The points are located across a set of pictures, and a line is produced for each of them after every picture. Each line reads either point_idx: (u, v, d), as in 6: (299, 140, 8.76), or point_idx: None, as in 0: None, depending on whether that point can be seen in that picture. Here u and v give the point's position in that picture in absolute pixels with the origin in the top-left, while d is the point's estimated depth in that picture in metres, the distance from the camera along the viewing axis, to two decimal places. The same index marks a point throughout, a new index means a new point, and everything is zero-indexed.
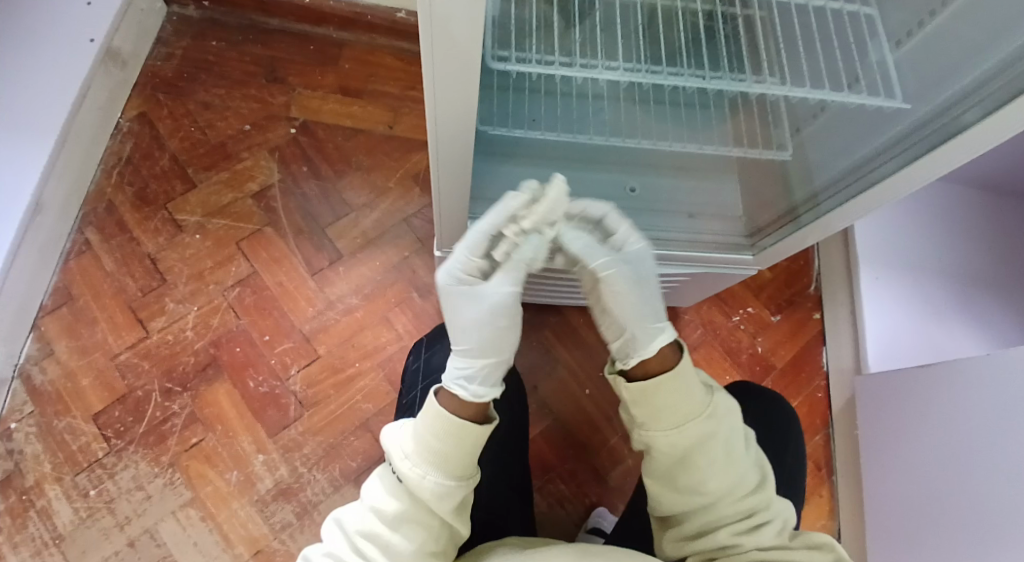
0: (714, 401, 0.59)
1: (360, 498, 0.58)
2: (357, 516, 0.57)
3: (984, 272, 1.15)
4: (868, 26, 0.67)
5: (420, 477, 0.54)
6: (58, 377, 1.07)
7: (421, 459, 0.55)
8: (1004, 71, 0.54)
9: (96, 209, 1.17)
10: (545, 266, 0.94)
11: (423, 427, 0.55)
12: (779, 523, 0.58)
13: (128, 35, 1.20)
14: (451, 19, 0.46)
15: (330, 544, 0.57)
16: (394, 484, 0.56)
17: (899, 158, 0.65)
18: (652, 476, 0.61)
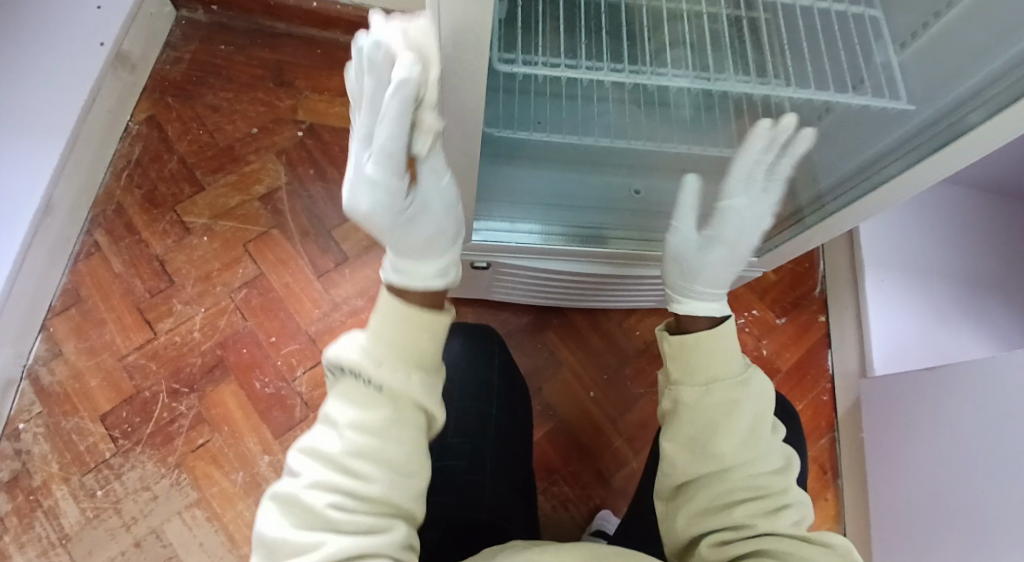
0: (748, 372, 0.64)
1: (329, 426, 0.50)
2: (334, 442, 0.49)
3: (990, 275, 1.15)
4: (874, 27, 0.66)
5: (405, 369, 0.52)
6: (67, 377, 1.08)
7: (396, 350, 0.52)
8: (1006, 74, 0.55)
9: (104, 211, 1.18)
10: (554, 265, 0.96)
11: (392, 325, 0.53)
12: (796, 513, 0.59)
13: (137, 39, 1.21)
14: (455, 18, 0.46)
15: (308, 476, 0.48)
16: (369, 396, 0.50)
17: (905, 159, 0.66)
18: (672, 442, 0.63)
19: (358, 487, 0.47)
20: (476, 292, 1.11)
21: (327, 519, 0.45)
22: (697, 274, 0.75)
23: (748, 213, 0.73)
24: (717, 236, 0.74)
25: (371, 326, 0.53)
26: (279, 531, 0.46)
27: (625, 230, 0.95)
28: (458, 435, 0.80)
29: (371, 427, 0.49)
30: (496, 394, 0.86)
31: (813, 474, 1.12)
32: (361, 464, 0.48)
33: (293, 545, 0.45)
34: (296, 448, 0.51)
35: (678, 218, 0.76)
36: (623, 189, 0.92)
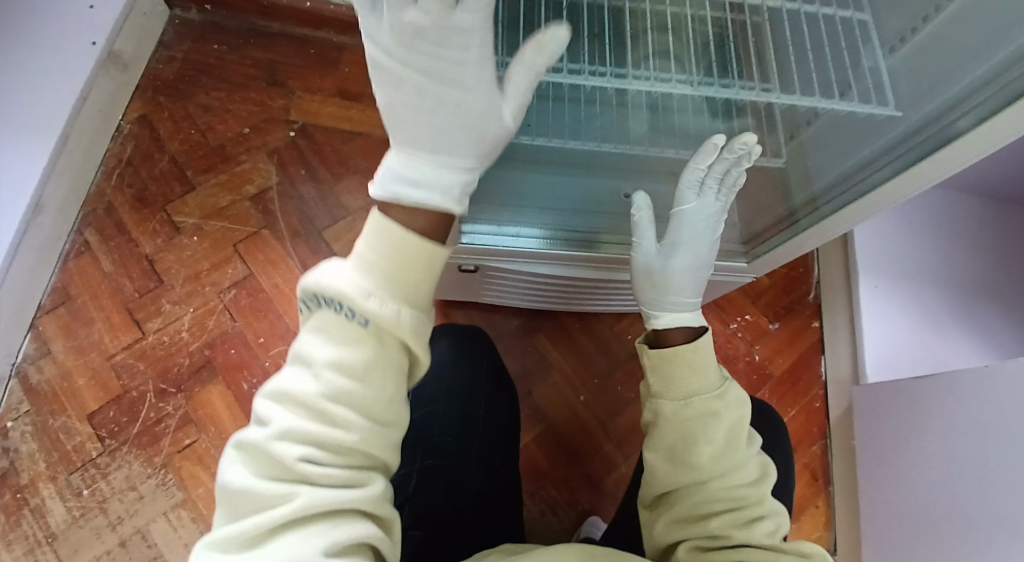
0: (725, 385, 0.66)
1: (304, 362, 0.48)
2: (308, 381, 0.47)
3: (986, 282, 1.14)
4: (862, 30, 0.65)
5: (393, 313, 0.50)
6: (55, 376, 1.07)
7: (382, 292, 0.50)
8: (992, 81, 0.53)
9: (95, 210, 1.17)
10: (547, 269, 0.95)
11: (385, 262, 0.51)
12: (771, 524, 0.60)
13: (130, 38, 1.21)
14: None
15: (278, 422, 0.46)
16: (350, 331, 0.49)
17: (891, 167, 0.65)
18: (653, 451, 0.66)
19: (333, 436, 0.46)
20: (468, 294, 1.09)
21: (298, 470, 0.44)
22: (666, 283, 0.77)
23: (703, 216, 0.76)
24: (677, 243, 0.78)
25: (360, 261, 0.52)
26: (244, 481, 0.44)
27: (616, 233, 0.94)
28: (445, 434, 0.80)
29: (349, 374, 0.48)
30: (484, 396, 0.86)
31: (804, 480, 1.11)
32: (337, 412, 0.46)
33: (261, 495, 0.43)
34: (264, 392, 0.48)
35: (638, 240, 0.78)
36: (613, 193, 0.91)
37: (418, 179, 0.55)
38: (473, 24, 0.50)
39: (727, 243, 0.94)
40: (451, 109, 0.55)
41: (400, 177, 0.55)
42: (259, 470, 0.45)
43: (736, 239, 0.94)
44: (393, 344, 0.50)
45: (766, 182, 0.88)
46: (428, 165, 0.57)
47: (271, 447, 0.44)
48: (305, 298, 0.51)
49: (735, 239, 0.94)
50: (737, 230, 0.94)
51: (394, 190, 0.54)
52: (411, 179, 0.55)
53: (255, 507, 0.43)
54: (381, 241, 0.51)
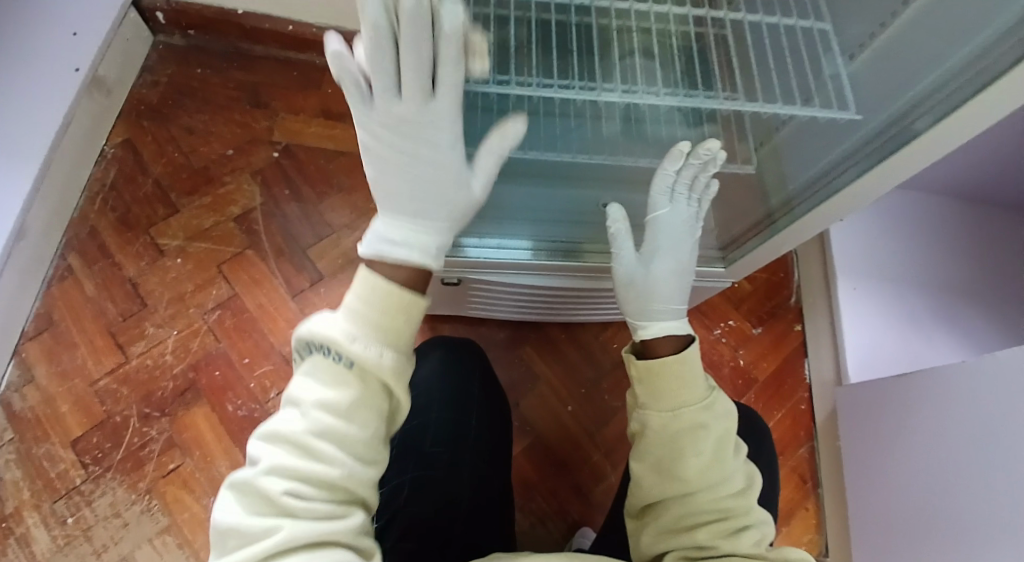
0: (713, 396, 0.66)
1: (294, 402, 0.51)
2: (295, 420, 0.49)
3: (962, 281, 1.15)
4: (822, 38, 0.67)
5: (376, 354, 0.51)
6: (39, 403, 1.06)
7: (366, 335, 0.52)
8: (945, 84, 0.55)
9: (78, 235, 1.17)
10: (532, 282, 0.96)
11: (371, 304, 0.53)
12: (758, 533, 0.62)
13: (113, 63, 1.22)
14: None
15: (265, 460, 0.48)
16: (335, 373, 0.51)
17: (856, 168, 0.67)
18: (642, 461, 0.67)
19: (316, 475, 0.47)
20: (454, 308, 1.10)
21: (282, 503, 0.46)
22: (650, 292, 0.78)
23: (678, 222, 0.78)
24: (656, 251, 0.79)
25: (349, 303, 0.54)
26: (233, 516, 0.46)
27: (597, 242, 0.95)
28: (438, 445, 0.79)
29: (334, 412, 0.49)
30: (475, 406, 0.86)
31: (792, 484, 1.12)
32: (319, 450, 0.48)
33: (247, 528, 0.45)
34: (256, 434, 0.51)
35: (618, 252, 0.79)
36: (592, 204, 0.92)
37: (397, 239, 0.60)
38: (448, 104, 0.57)
39: (704, 249, 0.95)
40: (427, 181, 0.61)
41: (382, 237, 0.59)
42: (248, 507, 0.47)
43: (714, 245, 0.96)
44: (377, 386, 0.52)
45: (739, 188, 0.89)
46: (410, 225, 0.61)
47: (258, 484, 0.47)
48: (298, 343, 0.55)
49: (712, 244, 0.96)
50: (714, 236, 0.95)
51: (379, 250, 0.58)
52: (392, 238, 0.59)
53: (242, 540, 0.45)
54: (367, 285, 0.54)
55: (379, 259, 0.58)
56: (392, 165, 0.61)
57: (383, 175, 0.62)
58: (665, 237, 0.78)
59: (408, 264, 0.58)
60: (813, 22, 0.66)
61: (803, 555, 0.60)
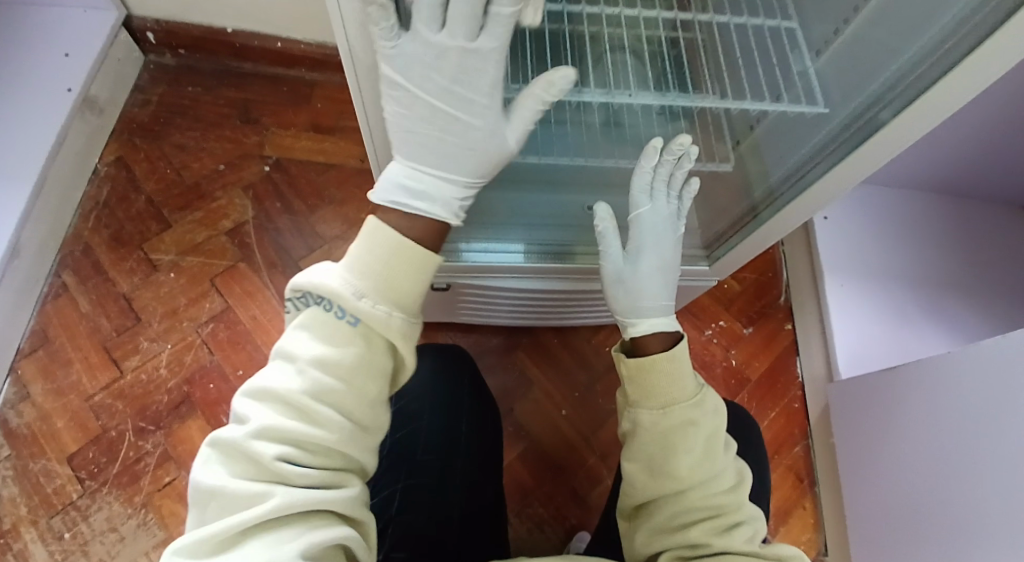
0: (702, 393, 0.67)
1: (288, 358, 0.49)
2: (291, 377, 0.47)
3: (949, 276, 1.16)
4: (789, 37, 0.69)
5: (382, 314, 0.51)
6: (34, 419, 1.06)
7: (373, 293, 0.51)
8: (905, 76, 0.56)
9: (73, 252, 1.18)
10: (521, 285, 0.97)
11: (378, 261, 0.52)
12: (750, 528, 0.62)
13: (104, 83, 1.24)
14: (366, 22, 0.49)
15: (257, 420, 0.46)
16: (336, 330, 0.49)
17: (827, 162, 0.68)
18: (633, 461, 0.67)
19: (314, 436, 0.46)
20: (445, 314, 1.10)
21: (275, 465, 0.43)
22: (638, 289, 0.77)
23: (659, 219, 0.79)
24: (642, 248, 0.79)
25: (353, 259, 0.52)
26: (221, 479, 0.43)
27: (588, 245, 0.95)
28: (427, 453, 0.78)
29: (334, 373, 0.48)
30: (466, 412, 0.86)
31: (789, 482, 1.12)
32: (318, 412, 0.46)
33: (234, 492, 0.43)
34: (247, 392, 0.48)
35: (604, 249, 0.79)
36: (576, 207, 0.93)
37: (415, 188, 0.58)
38: (492, 49, 0.53)
39: (689, 248, 0.96)
40: (455, 132, 0.58)
41: (400, 184, 0.58)
42: (236, 469, 0.44)
43: (698, 244, 0.96)
44: (380, 346, 0.51)
45: (721, 187, 0.90)
46: (429, 174, 0.59)
47: (248, 445, 0.44)
48: (293, 295, 0.52)
49: (697, 243, 0.96)
50: (698, 235, 0.96)
51: (395, 199, 0.56)
52: (410, 188, 0.57)
53: (228, 503, 0.43)
54: (372, 243, 0.53)
55: (399, 208, 0.56)
56: (421, 112, 0.57)
57: (409, 117, 0.57)
58: (648, 233, 0.78)
59: (430, 216, 0.57)
60: (780, 21, 0.67)
61: (794, 550, 0.60)
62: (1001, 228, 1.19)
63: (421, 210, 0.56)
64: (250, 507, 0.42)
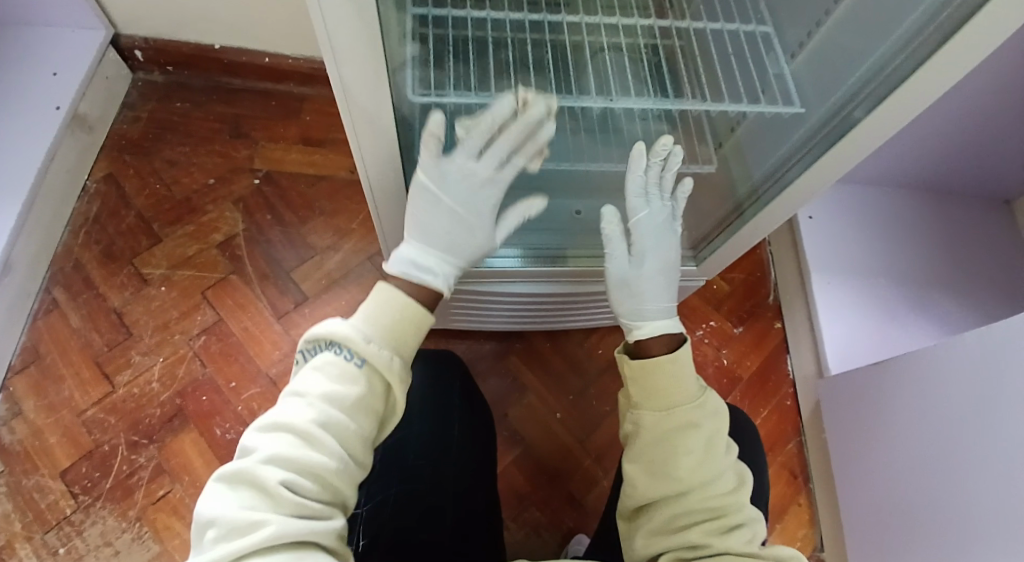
0: (704, 394, 0.67)
1: (295, 395, 0.49)
2: (296, 412, 0.47)
3: (934, 272, 1.18)
4: (765, 41, 0.71)
5: (388, 358, 0.51)
6: (26, 436, 1.06)
7: (381, 338, 0.52)
8: (874, 76, 0.58)
9: (63, 268, 1.18)
10: (513, 290, 0.98)
11: (385, 310, 0.53)
12: (749, 530, 0.62)
13: (94, 101, 1.25)
14: (355, 43, 0.49)
15: (263, 450, 0.45)
16: (341, 370, 0.50)
17: (804, 162, 0.69)
18: (635, 463, 0.67)
19: (316, 467, 0.45)
20: (439, 322, 1.12)
21: (276, 493, 0.43)
22: (640, 292, 0.78)
23: (658, 220, 0.79)
24: (645, 250, 0.79)
25: (362, 308, 0.54)
26: (220, 508, 0.43)
27: (581, 250, 0.96)
28: (419, 458, 0.78)
29: (338, 408, 0.48)
30: (457, 416, 0.86)
31: (784, 479, 1.12)
32: (322, 444, 0.46)
33: (233, 518, 0.42)
34: (253, 426, 0.48)
35: (609, 252, 0.80)
36: (562, 210, 0.95)
37: (426, 264, 0.60)
38: (507, 179, 0.65)
39: None
40: (463, 232, 0.64)
41: (411, 260, 0.60)
42: (237, 497, 0.44)
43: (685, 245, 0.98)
44: (382, 389, 0.51)
45: (705, 189, 0.92)
46: (434, 257, 0.62)
47: (254, 472, 0.44)
48: (305, 344, 0.53)
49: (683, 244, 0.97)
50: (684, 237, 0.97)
51: (408, 269, 0.59)
52: (422, 263, 0.60)
53: (223, 530, 0.42)
54: (382, 294, 0.54)
55: (411, 277, 0.58)
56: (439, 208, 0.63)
57: (426, 212, 0.63)
58: (649, 234, 0.79)
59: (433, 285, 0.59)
60: (755, 26, 0.69)
61: (793, 551, 0.60)
62: (982, 224, 1.21)
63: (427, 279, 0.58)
64: (247, 534, 0.41)
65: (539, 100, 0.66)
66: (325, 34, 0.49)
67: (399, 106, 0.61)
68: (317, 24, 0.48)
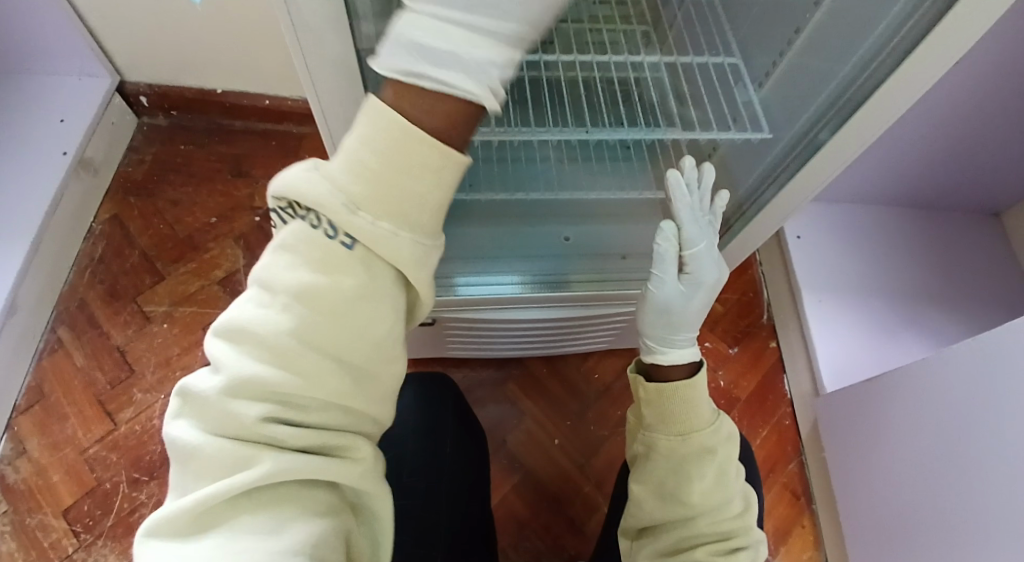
0: (718, 420, 0.68)
1: (267, 289, 0.41)
2: (267, 317, 0.40)
3: (925, 287, 1.19)
4: (733, 72, 0.74)
5: (387, 234, 0.41)
6: (30, 474, 1.07)
7: (373, 206, 0.41)
8: (836, 101, 0.62)
9: (68, 308, 1.21)
10: (507, 318, 0.99)
11: (378, 158, 0.41)
12: (753, 550, 0.62)
13: (100, 145, 1.29)
14: (334, 84, 0.58)
15: (229, 369, 0.39)
16: (326, 252, 0.41)
17: (775, 186, 0.73)
18: (645, 484, 0.67)
19: (299, 392, 0.39)
20: (433, 350, 1.13)
21: (257, 428, 0.38)
22: (681, 320, 0.77)
23: (712, 247, 0.76)
24: (699, 277, 0.77)
25: (348, 152, 0.42)
26: (194, 437, 0.38)
27: (582, 273, 0.97)
28: (415, 476, 0.79)
29: (321, 308, 0.40)
30: (450, 435, 0.86)
31: (786, 501, 1.12)
32: (304, 359, 0.39)
33: (211, 456, 0.38)
34: (219, 325, 0.41)
35: (659, 268, 0.77)
36: (553, 238, 0.99)
37: (442, 55, 0.41)
38: None
39: None
40: None
41: (419, 49, 0.41)
42: (211, 426, 0.39)
43: None
44: (386, 276, 0.43)
45: None
46: (460, 34, 0.41)
47: (226, 404, 0.38)
48: (277, 202, 0.43)
49: None
50: None
51: (412, 71, 0.41)
52: (432, 54, 0.41)
53: (204, 472, 0.38)
54: (368, 134, 0.41)
55: (415, 85, 0.41)
56: None
57: None
58: (706, 259, 0.76)
59: (453, 91, 0.41)
60: (723, 58, 0.73)
61: None
62: (972, 238, 1.22)
63: (442, 83, 0.41)
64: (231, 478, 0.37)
65: (531, 132, 0.68)
66: (309, 80, 0.58)
67: None
68: (304, 76, 0.57)
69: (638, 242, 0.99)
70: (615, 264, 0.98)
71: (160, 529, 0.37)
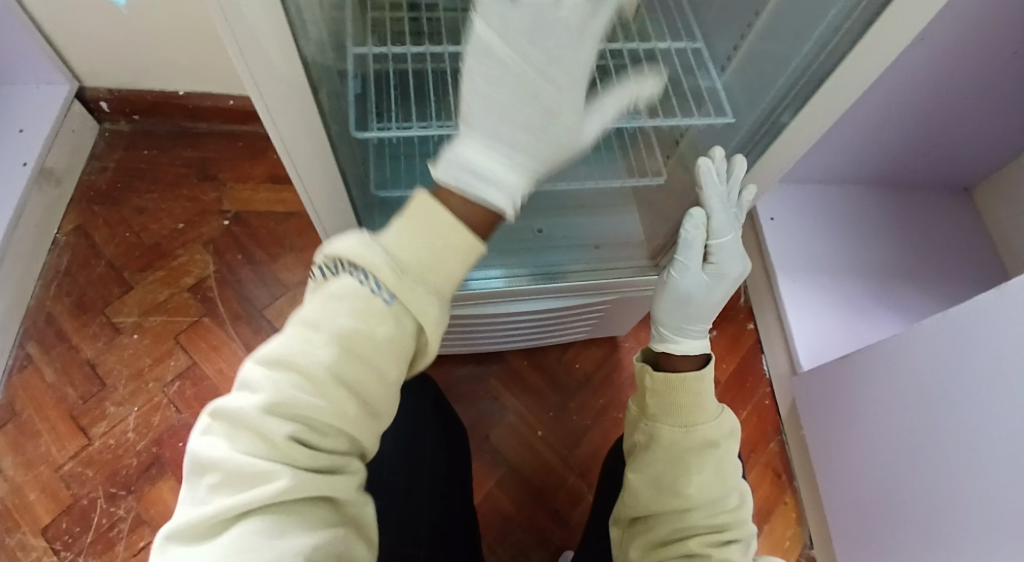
0: (720, 415, 0.68)
1: (309, 325, 0.42)
2: (306, 351, 0.41)
3: (896, 263, 1.20)
4: (696, 55, 0.73)
5: (426, 299, 0.44)
6: (6, 494, 1.05)
7: (418, 274, 0.44)
8: (793, 86, 0.61)
9: (36, 322, 1.18)
10: (482, 313, 0.98)
11: (423, 237, 0.45)
12: (745, 544, 0.60)
13: (61, 154, 1.25)
14: (287, 104, 0.58)
15: (267, 390, 0.39)
16: (368, 307, 0.43)
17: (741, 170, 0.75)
18: (643, 476, 0.66)
19: (329, 419, 0.40)
20: None
21: (286, 446, 0.38)
22: (695, 310, 0.76)
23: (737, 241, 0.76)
24: (721, 267, 0.76)
25: (398, 227, 0.45)
26: (219, 451, 0.38)
27: (555, 264, 0.95)
28: (396, 473, 0.77)
29: (358, 351, 0.42)
30: (431, 428, 0.85)
31: (768, 479, 1.12)
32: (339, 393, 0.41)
33: (236, 469, 0.37)
34: (256, 355, 0.41)
35: (682, 258, 0.75)
36: (527, 230, 0.98)
37: (481, 168, 0.47)
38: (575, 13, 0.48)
39: (637, 261, 0.96)
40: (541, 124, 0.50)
41: (465, 163, 0.47)
42: (238, 442, 0.39)
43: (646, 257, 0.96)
44: (412, 326, 0.44)
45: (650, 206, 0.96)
46: (499, 160, 0.48)
47: (262, 421, 0.38)
48: (323, 259, 0.45)
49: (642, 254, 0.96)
50: (643, 248, 0.97)
51: (460, 179, 0.46)
52: (476, 167, 0.47)
53: (225, 484, 0.37)
54: (416, 214, 0.45)
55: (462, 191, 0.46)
56: (507, 88, 0.49)
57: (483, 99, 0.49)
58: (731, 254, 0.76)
59: (488, 202, 0.46)
60: (685, 43, 0.73)
61: None
62: (941, 213, 1.24)
63: (480, 194, 0.46)
64: (251, 489, 0.37)
65: None
66: (263, 104, 0.58)
67: (340, 156, 0.69)
68: (259, 102, 0.58)
69: (608, 232, 0.99)
70: (588, 254, 0.97)
71: (177, 537, 0.36)
